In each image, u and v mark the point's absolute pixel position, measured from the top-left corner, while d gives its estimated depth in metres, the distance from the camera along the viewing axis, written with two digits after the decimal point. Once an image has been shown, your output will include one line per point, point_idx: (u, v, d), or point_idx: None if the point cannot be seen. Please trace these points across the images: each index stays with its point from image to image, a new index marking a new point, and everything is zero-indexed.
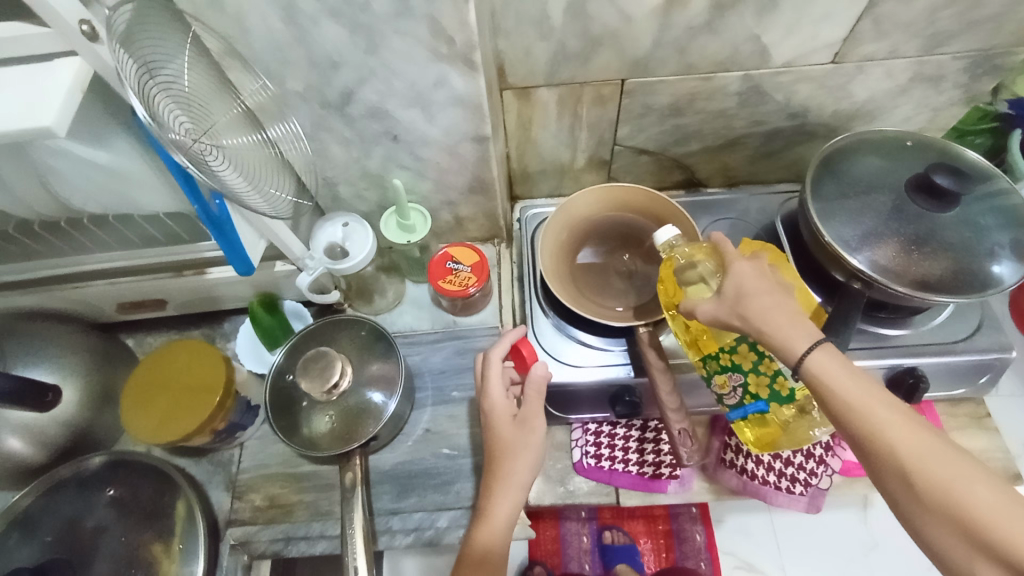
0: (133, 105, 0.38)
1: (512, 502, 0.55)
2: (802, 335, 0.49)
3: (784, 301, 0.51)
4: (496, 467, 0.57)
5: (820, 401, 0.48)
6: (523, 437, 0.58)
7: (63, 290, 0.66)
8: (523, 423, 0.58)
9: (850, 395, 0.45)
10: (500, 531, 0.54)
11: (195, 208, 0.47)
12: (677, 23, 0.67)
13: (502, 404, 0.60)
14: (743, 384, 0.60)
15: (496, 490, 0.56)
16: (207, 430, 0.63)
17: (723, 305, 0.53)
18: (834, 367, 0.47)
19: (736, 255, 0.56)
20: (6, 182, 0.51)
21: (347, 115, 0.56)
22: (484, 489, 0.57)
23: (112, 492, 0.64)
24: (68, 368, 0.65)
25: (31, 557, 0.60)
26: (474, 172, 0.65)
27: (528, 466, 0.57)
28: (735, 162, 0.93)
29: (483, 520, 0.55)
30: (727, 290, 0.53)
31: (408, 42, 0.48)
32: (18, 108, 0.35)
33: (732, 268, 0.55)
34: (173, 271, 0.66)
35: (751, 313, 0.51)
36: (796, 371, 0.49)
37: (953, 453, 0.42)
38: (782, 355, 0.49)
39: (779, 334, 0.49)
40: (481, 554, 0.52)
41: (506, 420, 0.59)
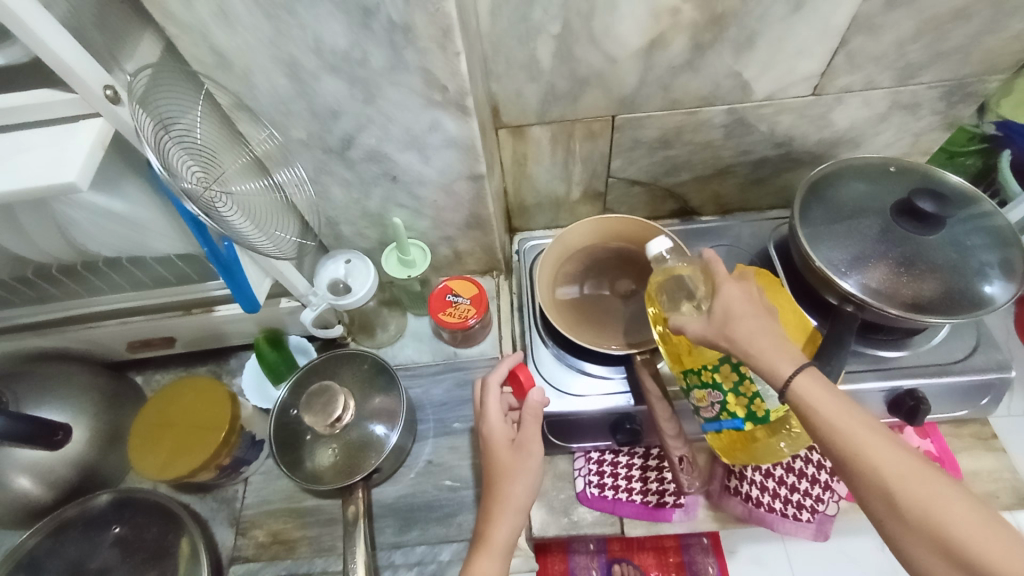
0: (148, 158, 0.41)
1: (512, 527, 0.56)
2: (789, 358, 0.50)
3: (768, 323, 0.53)
4: (495, 493, 0.57)
5: (805, 423, 0.48)
6: (521, 462, 0.58)
7: (77, 331, 0.69)
8: (521, 447, 0.59)
9: (833, 417, 0.46)
10: (498, 556, 0.54)
11: (203, 251, 0.49)
12: (660, 63, 0.71)
13: (500, 427, 0.60)
14: (722, 401, 0.62)
15: (496, 515, 0.56)
16: (213, 465, 0.64)
17: (711, 326, 0.54)
18: (820, 390, 0.48)
19: (727, 278, 0.56)
20: (26, 232, 0.53)
21: (348, 159, 0.59)
22: (483, 513, 0.58)
23: (118, 530, 0.64)
24: (79, 408, 0.67)
25: None
26: (471, 209, 0.68)
27: (525, 490, 0.57)
28: (726, 191, 0.96)
29: (483, 547, 0.54)
30: (716, 311, 0.54)
31: (403, 91, 0.51)
32: (42, 168, 0.38)
33: (724, 290, 0.56)
34: (182, 309, 0.68)
35: (739, 334, 0.52)
36: (783, 394, 0.50)
37: (936, 476, 0.42)
38: (770, 378, 0.50)
39: (765, 358, 0.50)
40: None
41: (503, 445, 0.59)
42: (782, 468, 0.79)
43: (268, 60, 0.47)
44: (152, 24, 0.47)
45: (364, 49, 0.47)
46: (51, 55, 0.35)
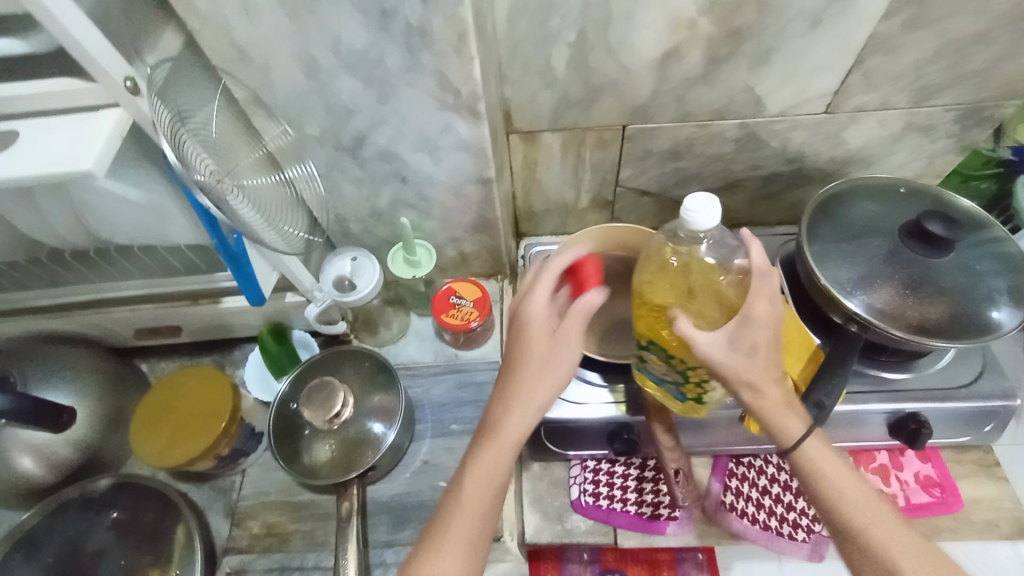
0: (164, 149, 0.42)
1: (524, 424, 0.54)
2: (798, 419, 0.55)
3: (776, 372, 0.55)
4: (519, 378, 0.56)
5: (813, 489, 0.54)
6: (552, 355, 0.56)
7: (87, 315, 0.70)
8: (559, 346, 0.56)
9: (842, 490, 0.53)
10: (508, 447, 0.54)
11: (213, 241, 0.50)
12: (675, 74, 0.71)
13: (546, 321, 0.58)
14: (678, 378, 0.59)
15: (514, 404, 0.55)
16: (211, 456, 0.65)
17: (731, 355, 0.52)
18: (831, 462, 0.54)
19: (765, 305, 0.52)
20: (43, 215, 0.55)
21: (359, 157, 0.59)
22: (496, 398, 0.56)
23: (115, 514, 0.65)
24: (83, 391, 0.67)
25: None
26: (479, 212, 0.68)
27: (551, 390, 0.55)
28: (735, 205, 0.95)
29: (493, 435, 0.54)
30: (745, 342, 0.52)
31: (418, 93, 0.52)
32: (63, 154, 0.38)
33: (756, 314, 0.52)
34: (190, 299, 0.69)
35: (754, 382, 0.53)
36: (788, 453, 0.55)
37: (926, 555, 0.49)
38: (782, 439, 0.55)
39: (778, 416, 0.54)
40: (488, 475, 0.53)
41: (542, 333, 0.57)
42: (779, 486, 0.80)
43: (286, 57, 0.48)
44: (174, 18, 0.48)
45: (382, 50, 0.47)
46: (76, 46, 0.36)
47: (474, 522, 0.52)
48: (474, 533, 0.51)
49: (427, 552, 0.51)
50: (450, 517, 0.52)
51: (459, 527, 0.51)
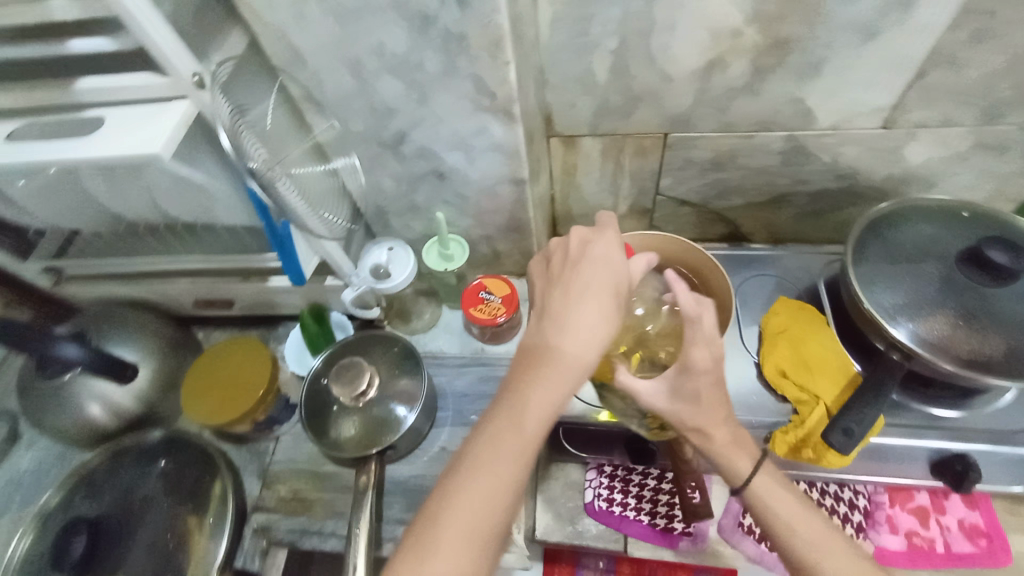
0: (222, 139, 0.47)
1: (585, 361, 0.50)
2: (748, 455, 0.56)
3: (725, 411, 0.55)
4: (580, 308, 0.51)
5: (762, 523, 0.55)
6: (614, 294, 0.52)
7: (154, 284, 0.78)
8: (618, 283, 0.53)
9: (791, 523, 0.53)
10: (568, 382, 0.49)
11: (264, 226, 0.58)
12: (718, 83, 0.70)
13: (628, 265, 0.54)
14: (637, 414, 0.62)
15: (575, 337, 0.50)
16: (249, 420, 0.71)
17: (675, 403, 0.54)
18: (776, 492, 0.55)
19: (697, 349, 0.51)
20: (122, 192, 0.62)
21: (399, 154, 0.63)
22: (556, 324, 0.51)
23: (163, 464, 0.72)
24: (146, 350, 0.75)
25: (91, 511, 0.69)
26: (511, 211, 0.71)
27: (612, 332, 0.51)
28: (780, 220, 0.92)
29: (553, 368, 0.49)
30: (687, 390, 0.53)
31: (455, 95, 0.54)
32: (135, 139, 0.44)
33: (692, 360, 0.51)
34: (241, 276, 0.75)
35: (700, 426, 0.55)
36: (740, 490, 0.56)
37: None
38: (732, 477, 0.55)
39: (727, 457, 0.55)
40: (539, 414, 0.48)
41: (601, 270, 0.53)
42: None
43: (335, 59, 0.52)
44: (240, 22, 0.53)
45: (421, 54, 0.50)
46: (152, 44, 0.42)
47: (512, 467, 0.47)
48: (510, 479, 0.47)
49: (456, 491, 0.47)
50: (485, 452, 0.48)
51: (495, 472, 0.47)
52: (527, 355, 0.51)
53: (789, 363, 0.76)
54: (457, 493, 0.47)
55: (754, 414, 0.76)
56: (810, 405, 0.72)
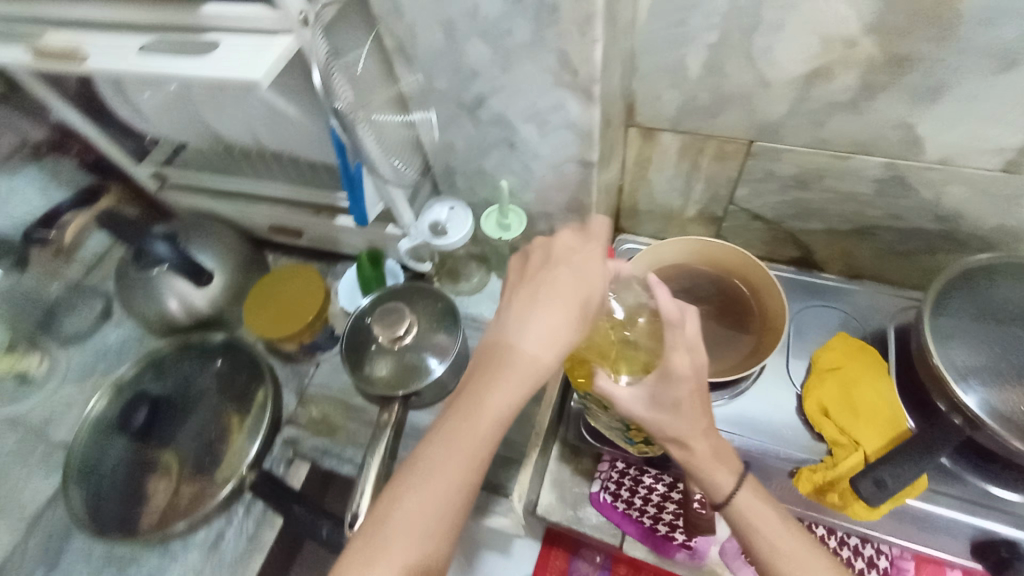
0: (314, 74, 0.51)
1: (537, 358, 0.52)
2: (728, 468, 0.56)
3: (707, 423, 0.55)
4: (538, 306, 0.54)
5: (744, 539, 0.54)
6: (578, 302, 0.54)
7: (238, 204, 0.85)
8: (584, 290, 0.55)
9: (773, 537, 0.53)
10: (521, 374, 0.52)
11: (339, 164, 0.62)
12: (819, 95, 0.66)
13: (598, 282, 0.56)
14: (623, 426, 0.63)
15: (525, 333, 0.53)
16: (295, 341, 0.78)
17: (654, 412, 0.54)
18: (758, 505, 0.54)
19: (678, 360, 0.52)
20: (224, 113, 0.68)
21: (475, 117, 0.64)
22: (517, 339, 0.53)
23: (218, 365, 0.80)
24: (222, 261, 0.82)
25: (156, 390, 0.78)
26: (574, 193, 0.71)
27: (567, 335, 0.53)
28: (861, 253, 0.86)
29: (502, 357, 0.53)
30: (666, 400, 0.53)
31: (538, 66, 0.55)
32: (242, 65, 0.48)
33: (674, 368, 0.52)
34: (312, 211, 0.80)
35: (680, 438, 0.54)
36: (721, 505, 0.55)
37: None
38: (713, 491, 0.55)
39: (707, 470, 0.55)
40: (490, 424, 0.51)
41: (571, 281, 0.55)
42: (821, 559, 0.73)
43: (429, 15, 0.54)
44: None
45: (512, 21, 0.51)
46: None
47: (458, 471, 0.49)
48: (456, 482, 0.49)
49: (404, 486, 0.49)
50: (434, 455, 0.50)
51: (441, 470, 0.49)
52: (485, 362, 0.54)
53: (833, 401, 0.72)
54: (405, 488, 0.49)
55: (784, 446, 0.73)
56: (848, 449, 0.69)
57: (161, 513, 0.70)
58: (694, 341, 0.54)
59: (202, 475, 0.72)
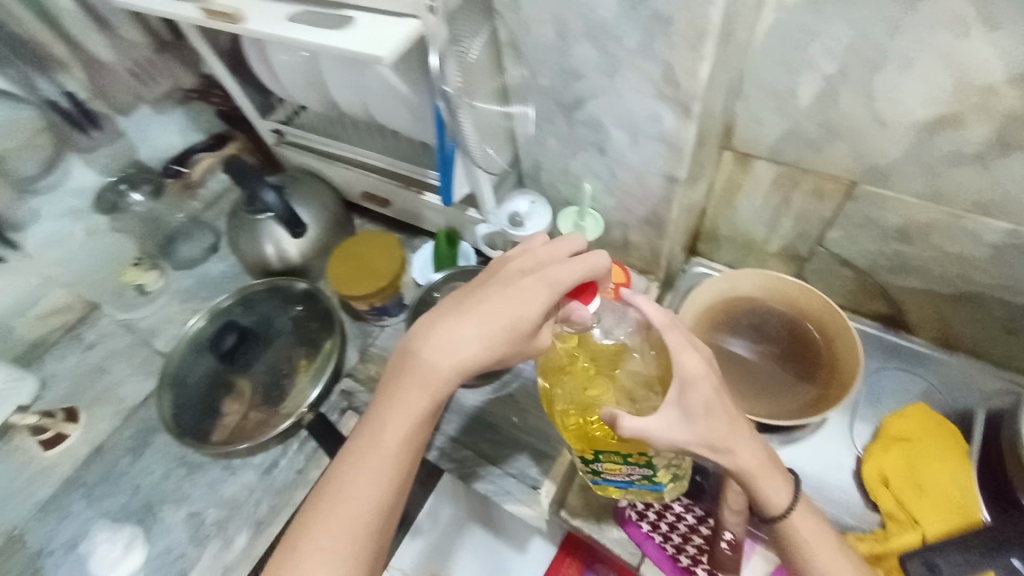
0: (432, 59, 0.55)
1: (444, 358, 0.52)
2: (783, 482, 0.53)
3: (744, 426, 0.53)
4: (456, 308, 0.54)
5: (802, 557, 0.53)
6: (495, 301, 0.52)
7: (339, 167, 0.92)
8: (507, 288, 0.53)
9: (828, 559, 0.52)
10: (434, 378, 0.52)
11: (438, 144, 0.65)
12: (941, 144, 0.62)
13: (526, 280, 0.52)
14: (644, 472, 0.57)
15: (432, 337, 0.53)
16: (366, 301, 0.82)
17: (691, 423, 0.49)
18: (808, 520, 0.54)
19: (694, 358, 0.50)
20: (345, 83, 0.74)
21: (571, 118, 0.66)
22: (427, 342, 0.53)
23: (297, 311, 0.88)
24: (317, 217, 0.90)
25: (244, 320, 0.88)
26: (655, 207, 0.71)
27: (478, 335, 0.52)
28: (963, 324, 0.78)
29: (414, 359, 0.53)
30: (698, 407, 0.49)
31: (643, 77, 0.56)
32: (372, 43, 0.52)
33: (688, 368, 0.50)
34: (403, 184, 0.85)
35: (727, 445, 0.51)
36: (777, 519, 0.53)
37: None
38: (770, 506, 0.53)
39: (761, 480, 0.52)
40: (395, 440, 0.52)
41: (498, 281, 0.54)
42: None
43: (545, 16, 0.56)
44: None
45: (625, 29, 0.52)
46: None
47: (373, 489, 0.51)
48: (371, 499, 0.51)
49: (317, 512, 0.50)
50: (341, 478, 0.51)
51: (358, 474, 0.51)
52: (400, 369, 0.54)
53: (895, 472, 0.67)
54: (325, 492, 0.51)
55: (835, 509, 0.69)
56: (903, 526, 0.64)
57: (230, 431, 0.77)
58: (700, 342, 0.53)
59: (267, 406, 0.78)
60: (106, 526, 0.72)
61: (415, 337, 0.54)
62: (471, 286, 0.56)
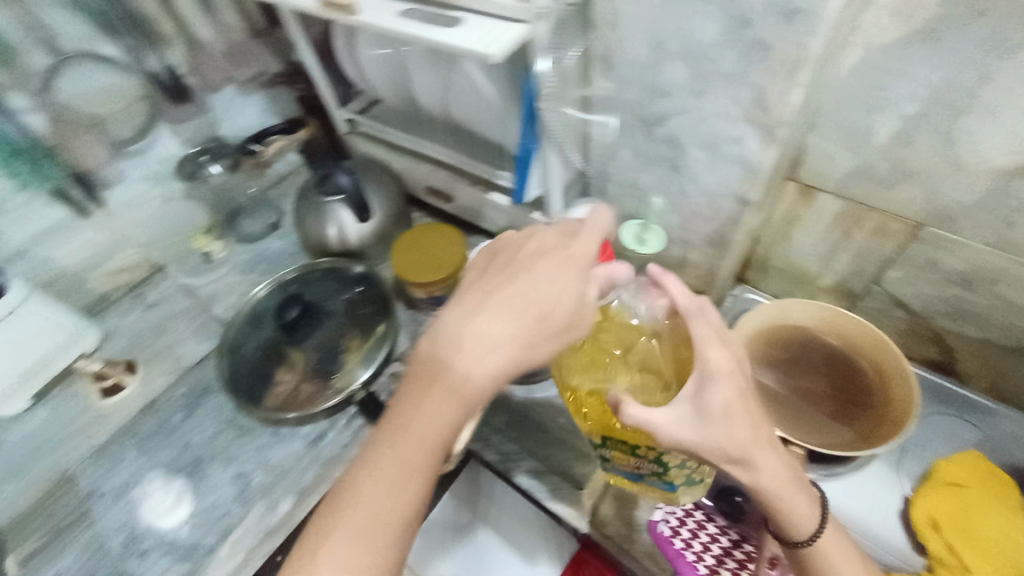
0: (539, 63, 0.59)
1: (484, 355, 0.51)
2: (807, 503, 0.52)
3: (766, 436, 0.51)
4: (485, 301, 0.54)
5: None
6: (540, 295, 0.53)
7: (407, 161, 0.95)
8: (553, 285, 0.54)
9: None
10: (469, 377, 0.50)
11: (522, 144, 0.71)
12: (1017, 194, 0.63)
13: (568, 276, 0.55)
14: (652, 468, 0.58)
15: (465, 333, 0.52)
16: (424, 290, 0.86)
17: (705, 426, 0.48)
18: (836, 541, 0.53)
19: (715, 353, 0.50)
20: (431, 81, 0.78)
21: (650, 133, 0.68)
22: (463, 339, 0.52)
23: (353, 293, 0.90)
24: (381, 205, 0.92)
25: (314, 292, 0.91)
26: (721, 226, 0.73)
27: (518, 329, 0.52)
28: (1018, 378, 0.78)
29: (451, 359, 0.51)
30: (712, 409, 0.48)
31: (732, 100, 0.58)
32: (481, 41, 0.55)
33: (711, 362, 0.49)
34: (470, 182, 0.88)
35: (746, 456, 0.49)
36: (800, 538, 0.52)
37: None
38: (790, 526, 0.52)
39: (778, 497, 0.51)
40: (422, 443, 0.49)
41: (529, 273, 0.55)
42: None
43: (642, 35, 0.59)
44: None
45: (721, 52, 0.55)
46: None
47: (404, 494, 0.49)
48: (401, 503, 0.48)
49: (337, 522, 0.48)
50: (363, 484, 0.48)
51: (384, 481, 0.48)
52: (426, 370, 0.52)
53: (947, 517, 0.66)
54: (351, 503, 0.48)
55: (877, 547, 0.69)
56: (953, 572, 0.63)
57: (283, 399, 0.79)
58: (729, 337, 0.52)
59: (318, 379, 0.80)
60: (158, 476, 0.75)
61: (449, 335, 0.52)
62: (495, 277, 0.56)
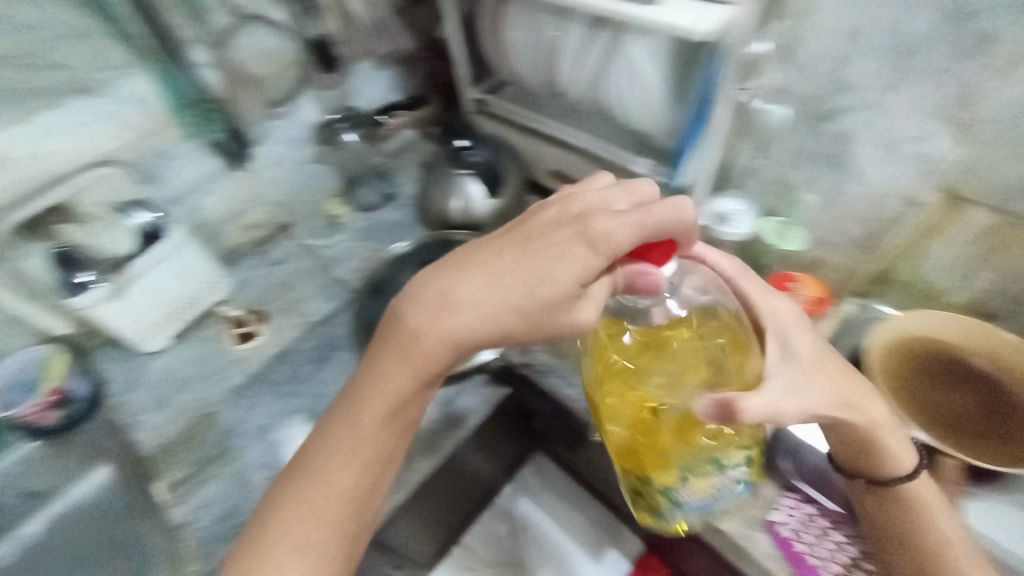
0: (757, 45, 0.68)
1: (442, 328, 0.51)
2: (905, 447, 0.60)
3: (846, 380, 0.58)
4: (452, 272, 0.53)
5: (906, 513, 0.59)
6: (505, 268, 0.52)
7: (534, 144, 0.97)
8: (520, 256, 0.52)
9: (929, 509, 0.58)
10: (422, 351, 0.51)
11: (686, 124, 0.74)
12: None
13: (541, 244, 0.52)
14: (730, 475, 0.54)
15: (426, 309, 0.52)
16: None
17: (801, 376, 0.54)
18: (919, 483, 0.60)
19: (787, 306, 0.58)
20: (582, 63, 0.81)
21: (817, 126, 0.70)
22: (422, 311, 0.52)
23: None
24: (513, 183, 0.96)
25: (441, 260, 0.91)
26: (876, 228, 0.72)
27: (487, 302, 0.51)
28: None
29: (409, 335, 0.52)
30: (801, 357, 0.55)
31: (924, 95, 0.60)
32: (688, 15, 0.60)
33: (782, 312, 0.57)
34: (602, 167, 0.88)
35: (841, 398, 0.56)
36: (891, 476, 0.59)
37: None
38: (890, 463, 0.59)
39: (880, 434, 0.58)
40: (372, 415, 0.52)
41: (509, 243, 0.54)
42: None
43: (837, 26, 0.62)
44: None
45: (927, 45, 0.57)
46: None
47: (355, 466, 0.52)
48: (350, 477, 0.52)
49: (289, 495, 0.52)
50: (319, 459, 0.53)
51: (336, 453, 0.53)
52: (387, 344, 0.53)
53: None
54: (307, 473, 0.53)
55: None
56: None
57: None
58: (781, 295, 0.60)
59: None
60: (293, 421, 0.79)
61: (413, 307, 0.52)
62: (472, 249, 0.55)
